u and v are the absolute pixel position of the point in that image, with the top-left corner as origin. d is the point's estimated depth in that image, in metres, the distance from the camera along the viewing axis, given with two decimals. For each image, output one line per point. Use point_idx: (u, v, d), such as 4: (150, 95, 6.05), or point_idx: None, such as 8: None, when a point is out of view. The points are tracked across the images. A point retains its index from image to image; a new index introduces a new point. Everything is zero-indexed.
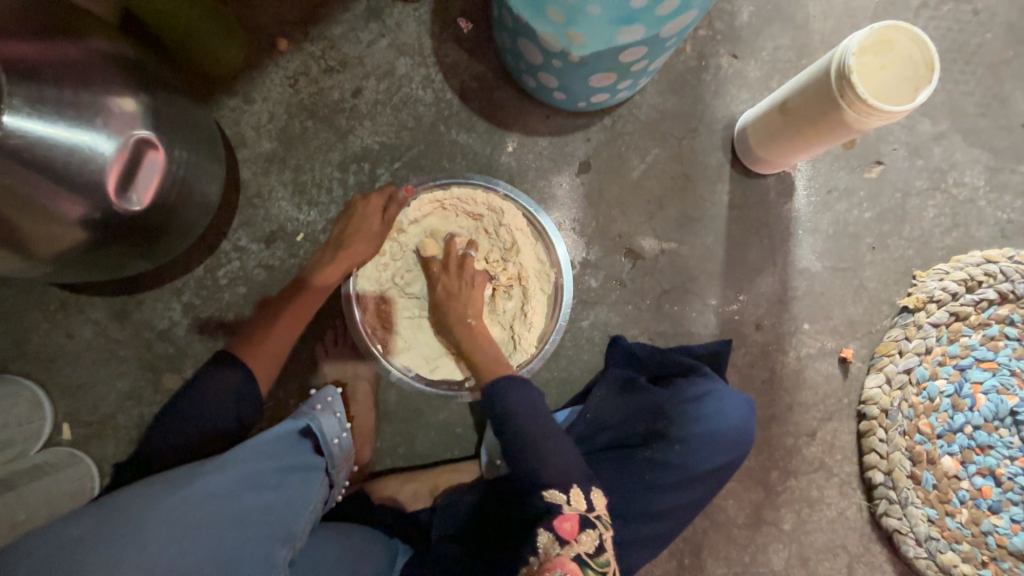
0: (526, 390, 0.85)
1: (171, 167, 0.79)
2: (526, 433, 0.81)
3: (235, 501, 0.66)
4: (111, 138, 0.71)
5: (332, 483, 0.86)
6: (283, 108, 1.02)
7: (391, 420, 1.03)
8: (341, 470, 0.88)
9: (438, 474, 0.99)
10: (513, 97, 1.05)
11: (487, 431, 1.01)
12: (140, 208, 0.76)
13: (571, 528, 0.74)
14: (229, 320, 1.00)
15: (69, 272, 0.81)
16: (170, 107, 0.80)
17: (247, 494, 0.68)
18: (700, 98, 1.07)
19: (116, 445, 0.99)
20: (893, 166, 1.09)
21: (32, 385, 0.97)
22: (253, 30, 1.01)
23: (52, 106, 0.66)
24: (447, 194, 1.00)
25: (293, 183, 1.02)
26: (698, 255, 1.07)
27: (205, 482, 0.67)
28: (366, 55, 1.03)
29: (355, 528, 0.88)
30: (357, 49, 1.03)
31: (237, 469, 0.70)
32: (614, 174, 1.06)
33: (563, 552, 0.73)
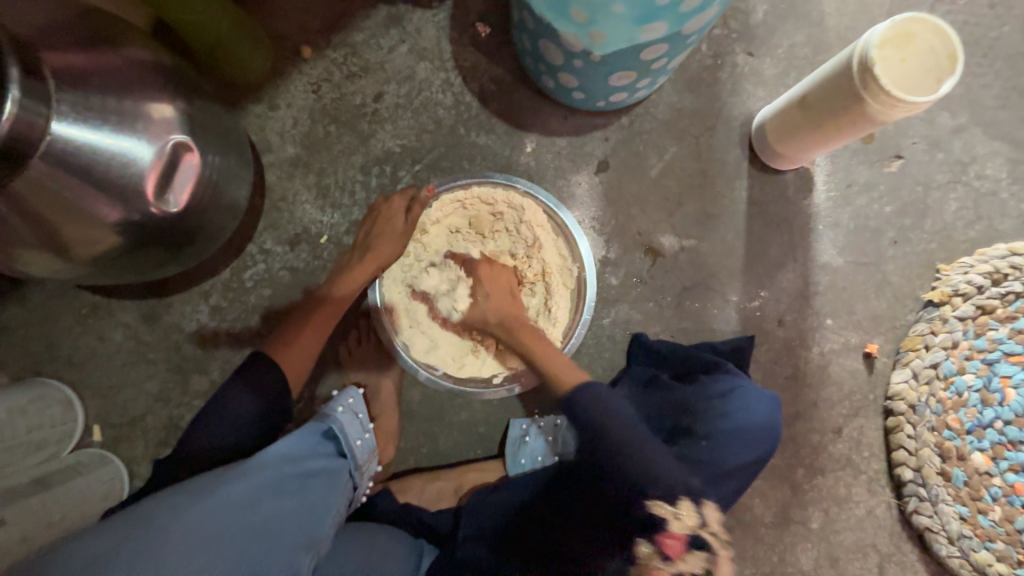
0: (609, 399, 0.79)
1: (204, 171, 0.81)
2: (621, 442, 0.76)
3: (255, 509, 0.68)
4: (148, 144, 0.72)
5: (356, 485, 0.86)
6: (307, 113, 1.04)
7: (414, 420, 1.03)
8: (365, 472, 0.88)
9: (462, 473, 0.99)
10: (531, 98, 1.06)
11: (511, 430, 1.02)
12: (176, 211, 0.77)
13: (676, 546, 0.73)
14: (255, 322, 1.02)
15: (106, 274, 0.83)
16: (203, 113, 0.82)
17: (268, 501, 0.70)
18: (717, 96, 1.08)
19: (146, 447, 1.00)
20: (912, 160, 1.08)
21: (64, 387, 0.99)
22: (278, 39, 1.04)
23: (95, 112, 0.68)
24: (468, 194, 1.02)
25: (317, 186, 1.04)
26: (717, 252, 1.07)
27: (228, 489, 0.68)
28: (387, 60, 1.05)
29: (380, 528, 0.88)
30: (379, 55, 1.05)
31: (259, 475, 0.72)
32: (632, 173, 1.07)
33: (665, 566, 0.73)
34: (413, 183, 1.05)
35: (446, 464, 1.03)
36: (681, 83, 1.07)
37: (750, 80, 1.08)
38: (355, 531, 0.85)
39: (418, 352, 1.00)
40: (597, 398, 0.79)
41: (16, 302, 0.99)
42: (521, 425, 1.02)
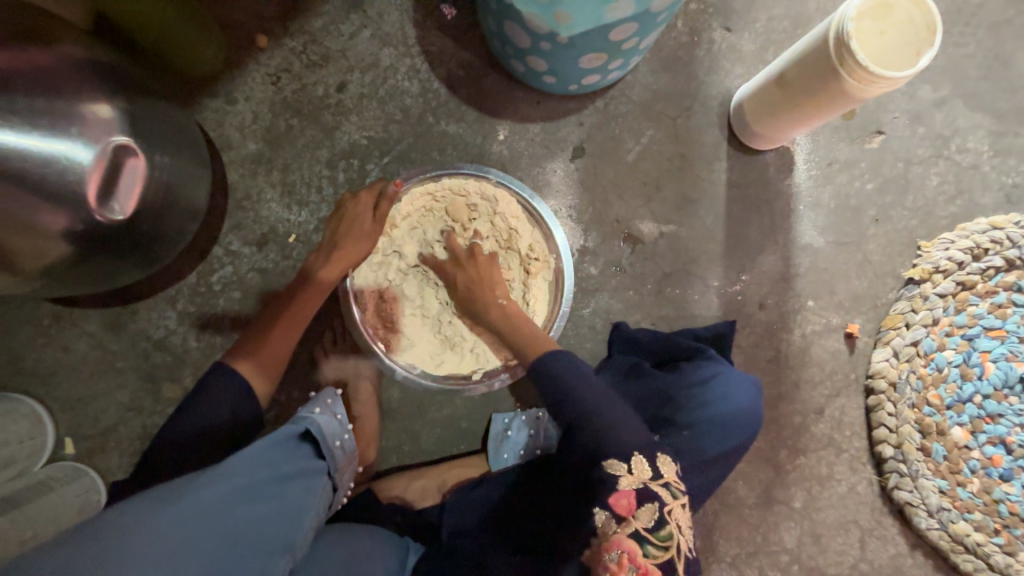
0: (572, 365, 0.84)
1: (154, 173, 0.77)
2: (580, 401, 0.79)
3: (231, 516, 0.63)
4: (87, 146, 0.69)
5: (336, 486, 0.84)
6: (267, 107, 0.99)
7: (395, 419, 1.02)
8: (345, 473, 0.86)
9: (446, 470, 0.99)
10: (502, 83, 1.02)
11: (493, 425, 1.01)
12: (123, 217, 0.75)
13: (627, 503, 0.71)
14: (226, 326, 0.99)
15: (58, 285, 0.79)
16: (148, 111, 0.78)
17: (244, 507, 0.65)
18: (695, 75, 1.04)
19: (121, 457, 0.98)
20: (894, 135, 1.06)
21: (31, 401, 0.96)
22: (231, 27, 0.98)
23: (25, 115, 0.64)
24: (438, 186, 0.98)
25: (281, 183, 1.00)
26: (697, 237, 1.05)
27: (200, 496, 0.63)
28: (348, 47, 1.00)
29: (365, 529, 0.87)
30: (340, 42, 1.00)
31: (234, 480, 0.67)
32: (608, 158, 1.04)
33: (619, 529, 0.69)
34: (382, 177, 1.01)
35: (431, 462, 1.02)
36: (657, 62, 1.03)
37: (728, 56, 1.04)
38: (338, 532, 0.83)
39: (394, 351, 0.98)
40: (559, 364, 0.83)
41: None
42: (502, 420, 1.01)
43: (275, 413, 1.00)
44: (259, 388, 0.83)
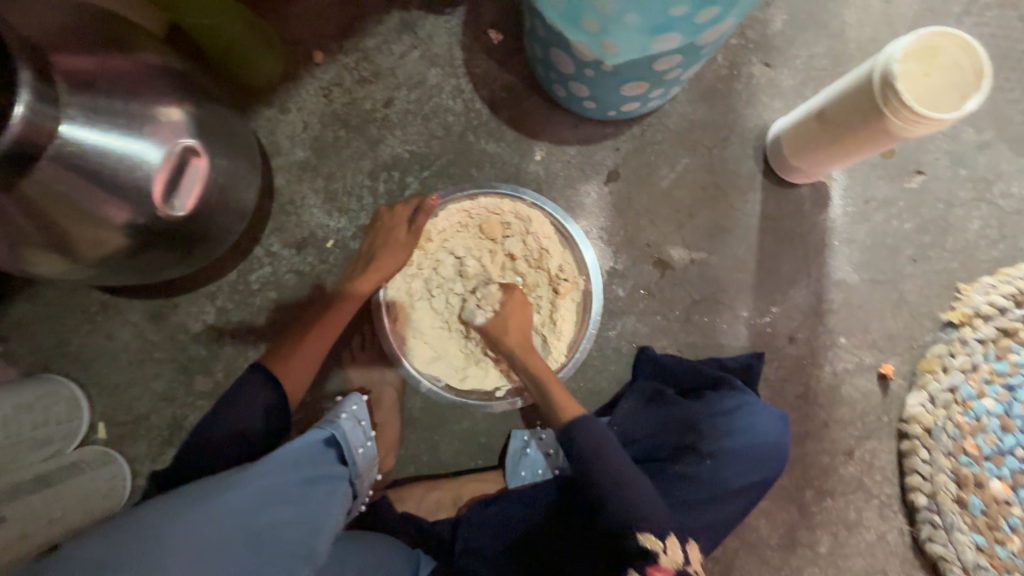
0: (603, 435, 0.82)
1: (211, 173, 0.81)
2: (612, 473, 0.78)
3: (255, 520, 0.63)
4: (158, 147, 0.73)
5: (356, 494, 0.83)
6: (317, 117, 1.05)
7: (415, 427, 1.02)
8: (365, 479, 0.86)
9: (462, 484, 0.98)
10: (542, 106, 1.05)
11: (512, 442, 1.00)
12: (182, 213, 0.78)
13: None
14: (260, 324, 1.02)
15: (112, 275, 0.83)
16: (212, 117, 0.83)
17: (270, 509, 0.66)
18: (734, 108, 1.06)
19: (149, 445, 1.01)
20: (934, 176, 1.05)
21: (72, 384, 1.00)
22: (290, 42, 1.04)
23: (105, 115, 0.69)
24: (474, 204, 1.01)
25: (324, 190, 1.04)
26: (728, 265, 1.05)
27: (230, 496, 0.65)
28: (398, 66, 1.05)
29: (377, 539, 0.86)
30: (390, 60, 1.05)
31: (261, 483, 0.68)
32: (642, 184, 1.05)
33: None
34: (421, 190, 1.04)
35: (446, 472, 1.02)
36: (695, 95, 1.05)
37: (766, 91, 1.06)
38: (356, 539, 0.83)
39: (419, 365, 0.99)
40: (592, 430, 0.82)
41: (28, 299, 1.01)
42: (522, 436, 1.01)
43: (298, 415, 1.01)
44: (292, 388, 0.84)
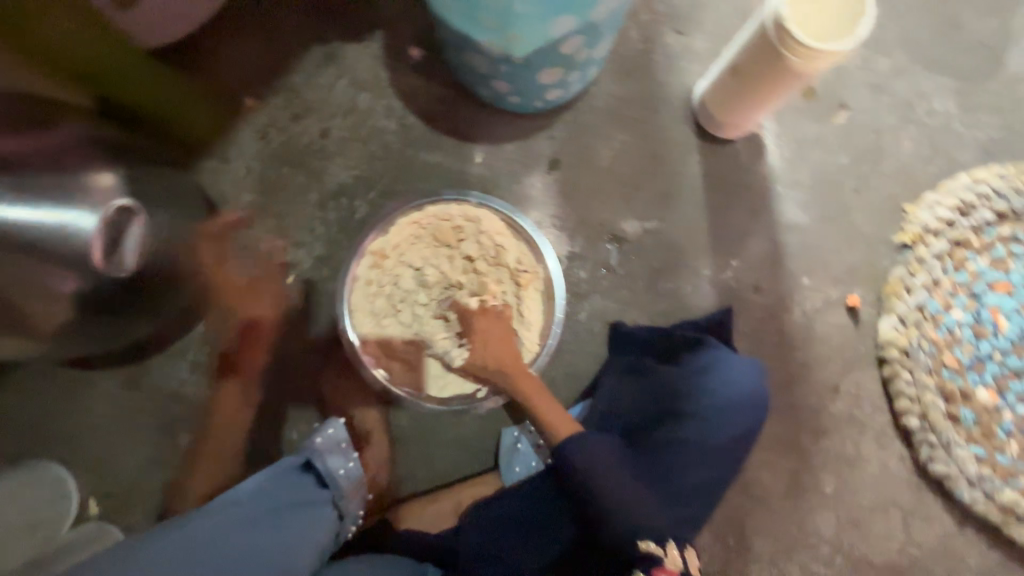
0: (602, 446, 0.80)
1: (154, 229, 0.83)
2: (609, 484, 0.76)
3: (222, 544, 0.68)
4: (93, 211, 0.74)
5: (344, 514, 0.83)
6: (258, 160, 1.07)
7: (405, 444, 1.02)
8: (353, 500, 0.85)
9: (461, 490, 0.98)
10: (474, 110, 1.08)
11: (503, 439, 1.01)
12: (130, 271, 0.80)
13: None
14: (235, 371, 1.02)
15: (76, 346, 0.84)
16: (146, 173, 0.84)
17: (239, 532, 0.70)
18: (656, 78, 1.09)
19: (144, 512, 1.00)
20: (859, 108, 1.08)
21: (57, 465, 0.99)
22: (220, 93, 1.07)
23: (35, 190, 0.70)
24: (423, 214, 1.02)
25: (277, 229, 1.06)
26: (682, 229, 1.07)
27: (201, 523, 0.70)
28: (328, 97, 1.08)
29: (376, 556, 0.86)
30: (320, 94, 1.08)
31: (231, 509, 0.73)
32: (584, 166, 1.08)
33: None
34: (372, 211, 1.06)
35: (449, 489, 1.00)
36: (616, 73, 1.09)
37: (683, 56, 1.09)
38: (358, 560, 0.82)
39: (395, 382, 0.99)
40: (592, 444, 0.79)
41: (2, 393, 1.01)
42: (511, 432, 1.01)
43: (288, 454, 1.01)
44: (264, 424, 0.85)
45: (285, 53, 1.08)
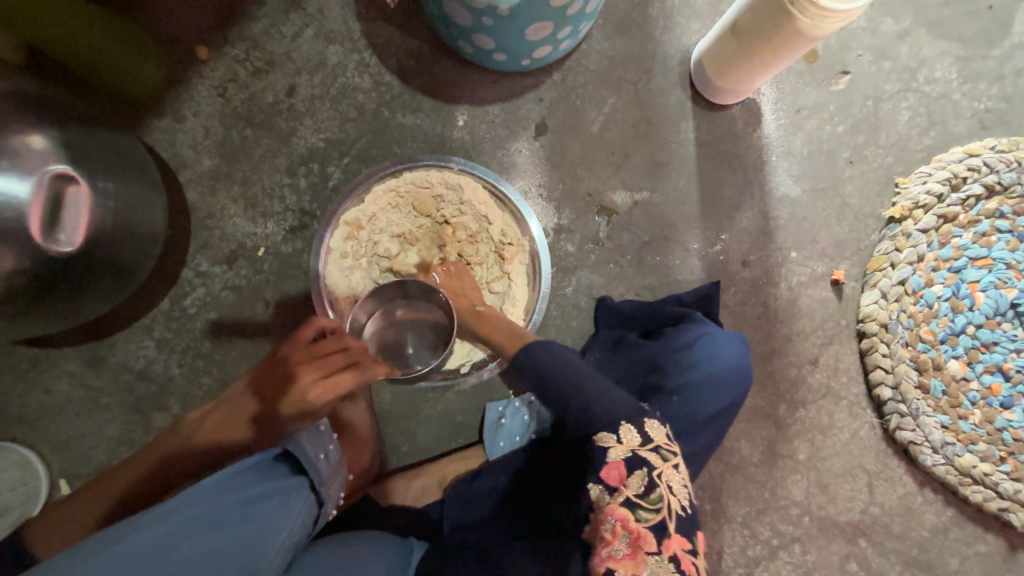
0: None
1: (435, 163, 0.97)
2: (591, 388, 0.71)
3: (170, 553, 0.56)
4: None
5: (322, 499, 0.73)
6: (565, 94, 1.02)
7: (447, 404, 1.01)
8: (333, 485, 0.76)
9: (446, 465, 0.97)
10: (748, 230, 1.05)
11: (494, 425, 0.99)
12: (395, 166, 0.97)
13: (618, 473, 0.65)
14: (374, 226, 0.94)
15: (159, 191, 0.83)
16: (516, 22, 0.80)
17: (194, 539, 0.58)
18: (893, 377, 1.05)
19: (218, 249, 0.97)
20: (994, 531, 1.08)
21: (196, 150, 0.96)
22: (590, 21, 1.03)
23: None
24: (620, 273, 1.03)
25: (524, 157, 1.02)
26: (792, 477, 1.06)
27: (135, 538, 0.56)
28: (662, 109, 1.04)
29: (358, 536, 0.79)
30: (659, 100, 1.04)
31: (177, 521, 0.59)
32: (777, 355, 1.06)
33: (611, 500, 0.64)
34: (602, 252, 1.03)
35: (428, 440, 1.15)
36: (871, 346, 1.05)
37: (929, 388, 1.04)
38: (332, 547, 0.73)
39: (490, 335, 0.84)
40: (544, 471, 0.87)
41: (213, 93, 0.97)
42: (497, 408, 1.00)
43: (345, 382, 0.72)
44: (316, 361, 0.72)
45: (673, 71, 1.04)
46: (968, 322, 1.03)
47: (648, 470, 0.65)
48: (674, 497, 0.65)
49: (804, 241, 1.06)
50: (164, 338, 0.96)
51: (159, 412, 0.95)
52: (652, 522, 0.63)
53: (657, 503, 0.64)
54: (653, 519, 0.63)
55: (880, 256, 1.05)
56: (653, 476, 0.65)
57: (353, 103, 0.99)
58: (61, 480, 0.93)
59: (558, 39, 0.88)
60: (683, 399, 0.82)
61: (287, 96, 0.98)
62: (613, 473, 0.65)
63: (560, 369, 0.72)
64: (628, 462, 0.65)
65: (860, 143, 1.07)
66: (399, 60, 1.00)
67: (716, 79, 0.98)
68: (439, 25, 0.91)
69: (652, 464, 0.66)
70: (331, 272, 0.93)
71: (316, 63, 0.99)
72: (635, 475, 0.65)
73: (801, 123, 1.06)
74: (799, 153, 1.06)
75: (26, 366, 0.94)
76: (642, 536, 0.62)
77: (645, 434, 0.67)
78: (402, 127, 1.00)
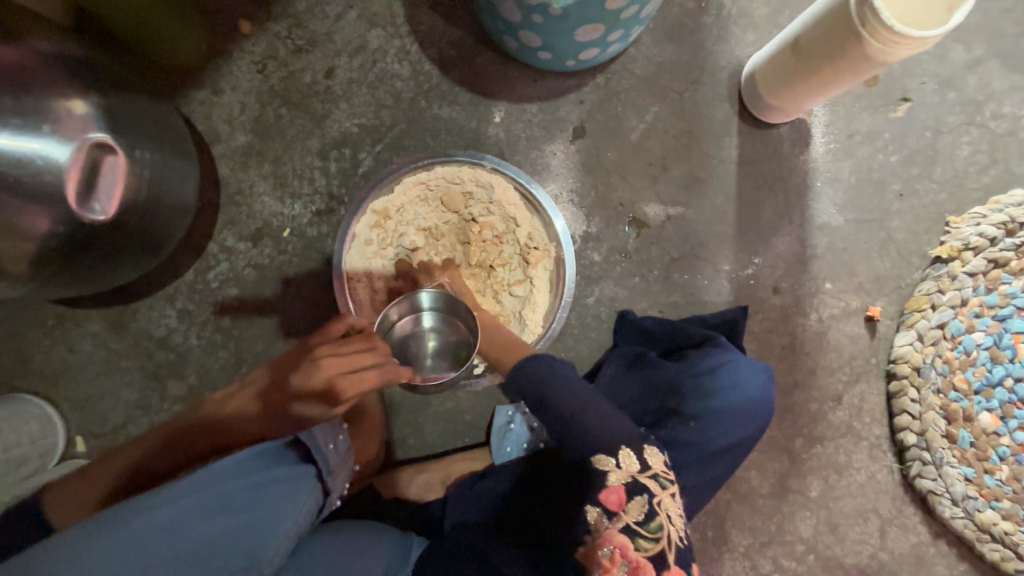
0: None
1: (469, 158, 0.95)
2: (581, 403, 0.73)
3: (179, 536, 0.56)
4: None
5: (328, 489, 0.72)
6: (606, 98, 0.99)
7: (456, 402, 1.01)
8: (340, 476, 0.75)
9: (450, 464, 0.96)
10: (782, 256, 1.01)
11: (502, 428, 0.98)
12: (428, 158, 0.95)
13: (617, 498, 0.69)
14: (401, 217, 0.93)
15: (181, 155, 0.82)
16: (567, 21, 0.77)
17: (203, 523, 0.58)
18: (919, 424, 1.00)
19: (244, 226, 0.97)
20: None
21: (232, 125, 0.96)
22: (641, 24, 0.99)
23: None
24: (646, 288, 1.00)
25: (559, 160, 0.99)
26: (801, 513, 1.03)
27: (148, 517, 0.57)
28: (707, 122, 1.00)
29: (358, 525, 0.79)
30: (704, 113, 1.00)
31: (186, 504, 0.59)
32: (799, 388, 1.02)
33: (610, 524, 0.68)
34: (629, 264, 1.00)
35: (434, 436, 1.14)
36: (900, 389, 1.01)
37: (956, 438, 0.99)
38: (334, 537, 0.73)
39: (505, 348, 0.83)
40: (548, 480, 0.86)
41: (253, 69, 0.96)
42: (506, 412, 0.99)
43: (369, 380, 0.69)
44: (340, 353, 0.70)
45: (722, 84, 1.00)
46: (1007, 374, 0.97)
47: (648, 497, 0.69)
48: (672, 524, 0.68)
49: (840, 273, 1.02)
50: (185, 309, 0.97)
51: (175, 381, 0.96)
52: (651, 550, 0.66)
53: (656, 532, 0.67)
54: (652, 547, 0.66)
55: (920, 296, 1.00)
56: (652, 504, 0.69)
57: (390, 90, 0.97)
58: (77, 437, 0.96)
59: (609, 41, 0.85)
60: (698, 426, 0.79)
61: (325, 77, 0.97)
62: (612, 497, 0.69)
63: (568, 393, 0.73)
64: (627, 488, 0.69)
65: (913, 175, 1.02)
66: (440, 49, 0.98)
67: (768, 96, 0.94)
68: (486, 17, 0.88)
69: (651, 491, 0.69)
70: (354, 260, 0.92)
71: (357, 46, 0.97)
72: (634, 501, 0.69)
73: (852, 149, 1.01)
74: (846, 181, 1.01)
75: (53, 324, 0.96)
76: (640, 563, 0.65)
77: (644, 460, 0.71)
78: (438, 119, 0.98)
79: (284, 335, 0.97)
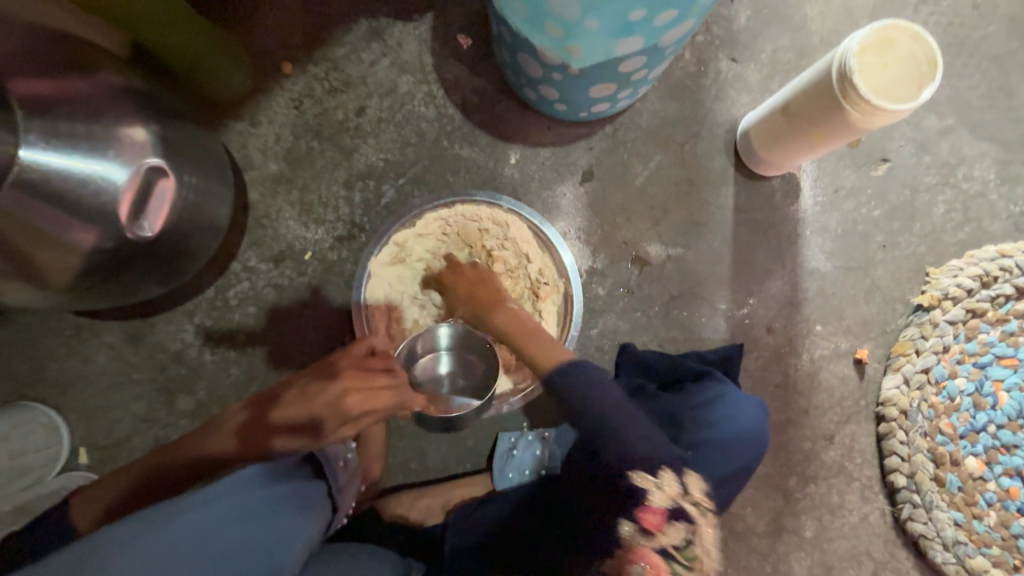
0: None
1: (487, 198, 1.02)
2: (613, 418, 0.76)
3: (212, 540, 0.58)
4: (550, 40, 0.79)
5: (335, 506, 0.76)
6: (614, 146, 1.08)
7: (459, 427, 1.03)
8: (346, 495, 0.78)
9: (452, 489, 0.97)
10: (775, 298, 1.07)
11: (505, 455, 1.00)
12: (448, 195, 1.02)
13: (655, 519, 0.76)
14: (420, 248, 0.98)
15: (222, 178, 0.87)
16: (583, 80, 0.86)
17: (231, 530, 0.60)
18: (908, 466, 1.03)
19: (268, 248, 1.02)
20: None
21: (265, 154, 1.03)
22: None
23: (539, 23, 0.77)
24: (647, 323, 1.05)
25: (568, 200, 1.06)
26: (796, 554, 1.04)
27: (180, 521, 0.58)
28: (705, 172, 1.08)
29: (357, 547, 0.80)
30: (703, 163, 1.08)
31: (214, 512, 0.60)
32: (793, 427, 1.06)
33: (643, 543, 0.76)
34: (631, 300, 1.05)
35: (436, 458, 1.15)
36: (889, 432, 1.05)
37: (944, 482, 1.02)
38: (336, 554, 0.75)
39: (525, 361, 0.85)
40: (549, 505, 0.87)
41: (290, 104, 1.04)
42: (509, 439, 1.01)
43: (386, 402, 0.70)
44: (360, 377, 0.70)
45: (719, 138, 1.09)
46: (989, 421, 1.02)
47: (686, 525, 0.77)
48: (704, 549, 0.77)
49: (829, 316, 1.08)
50: (203, 325, 1.00)
51: (186, 394, 0.98)
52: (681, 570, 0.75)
53: (690, 560, 0.75)
54: (684, 567, 0.75)
55: (905, 341, 1.06)
56: (690, 530, 0.77)
57: (415, 130, 1.06)
58: (82, 448, 0.96)
59: (618, 97, 0.94)
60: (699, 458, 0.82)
61: (356, 115, 1.05)
62: (651, 518, 0.76)
63: (593, 401, 0.77)
64: (666, 513, 0.77)
65: (894, 229, 1.10)
66: (464, 96, 1.07)
67: (762, 151, 1.02)
68: (509, 72, 0.98)
69: (688, 516, 0.77)
70: (373, 287, 0.97)
71: (387, 89, 1.06)
72: (672, 526, 0.77)
73: (838, 202, 1.10)
74: (833, 231, 1.09)
75: (71, 334, 0.99)
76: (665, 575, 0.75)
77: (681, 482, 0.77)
78: (458, 158, 1.06)
79: (296, 354, 1.00)
